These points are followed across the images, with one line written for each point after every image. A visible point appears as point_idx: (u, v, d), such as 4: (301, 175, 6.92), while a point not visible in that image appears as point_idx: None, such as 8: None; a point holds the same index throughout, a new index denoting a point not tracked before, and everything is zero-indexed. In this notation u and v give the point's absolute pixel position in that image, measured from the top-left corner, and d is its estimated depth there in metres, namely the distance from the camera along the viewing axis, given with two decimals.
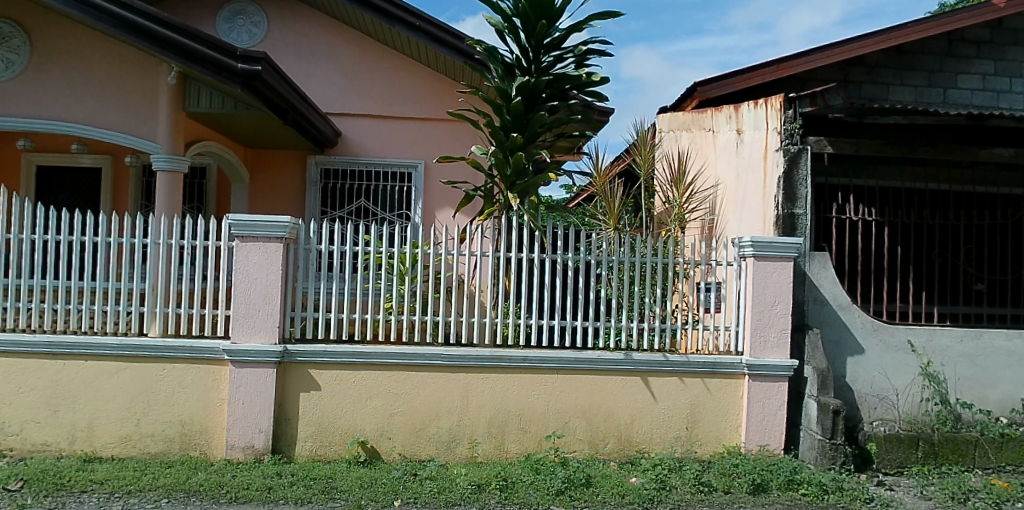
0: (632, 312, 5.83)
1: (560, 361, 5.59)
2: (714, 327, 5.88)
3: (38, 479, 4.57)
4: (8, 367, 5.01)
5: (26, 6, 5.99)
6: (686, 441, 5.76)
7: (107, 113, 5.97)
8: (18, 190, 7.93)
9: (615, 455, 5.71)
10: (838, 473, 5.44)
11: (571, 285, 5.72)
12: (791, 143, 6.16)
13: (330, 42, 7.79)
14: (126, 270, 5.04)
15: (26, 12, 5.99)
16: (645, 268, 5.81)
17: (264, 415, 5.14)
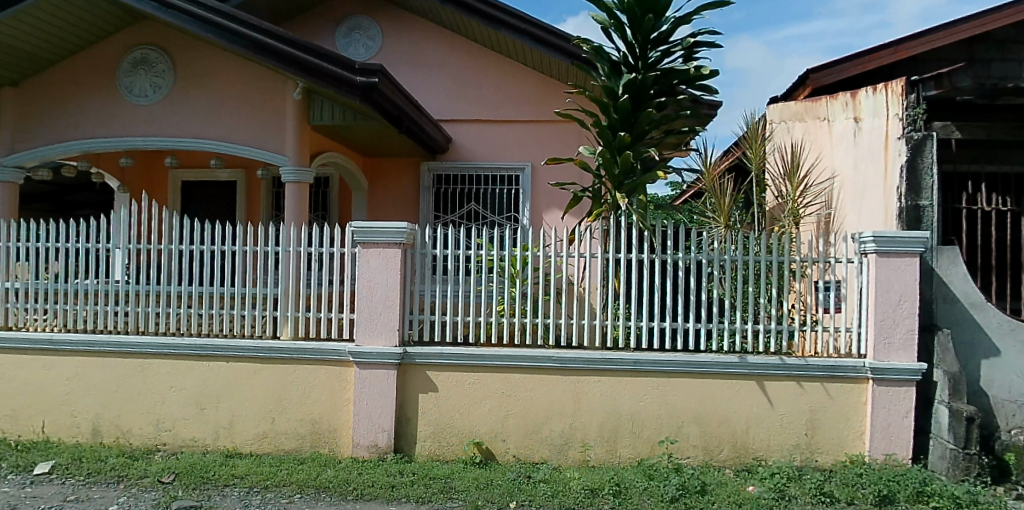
0: (747, 312, 5.59)
1: (672, 365, 5.43)
2: (834, 329, 5.53)
3: (188, 473, 4.91)
4: (161, 367, 5.41)
5: (171, 34, 6.51)
6: (807, 449, 5.45)
7: (241, 129, 6.36)
8: (167, 205, 8.66)
9: (732, 462, 5.50)
10: (974, 485, 4.99)
11: (682, 287, 5.53)
12: (914, 129, 5.77)
13: (439, 50, 7.98)
14: (261, 276, 5.35)
15: (170, 39, 6.52)
16: (759, 267, 5.54)
17: (386, 416, 5.30)
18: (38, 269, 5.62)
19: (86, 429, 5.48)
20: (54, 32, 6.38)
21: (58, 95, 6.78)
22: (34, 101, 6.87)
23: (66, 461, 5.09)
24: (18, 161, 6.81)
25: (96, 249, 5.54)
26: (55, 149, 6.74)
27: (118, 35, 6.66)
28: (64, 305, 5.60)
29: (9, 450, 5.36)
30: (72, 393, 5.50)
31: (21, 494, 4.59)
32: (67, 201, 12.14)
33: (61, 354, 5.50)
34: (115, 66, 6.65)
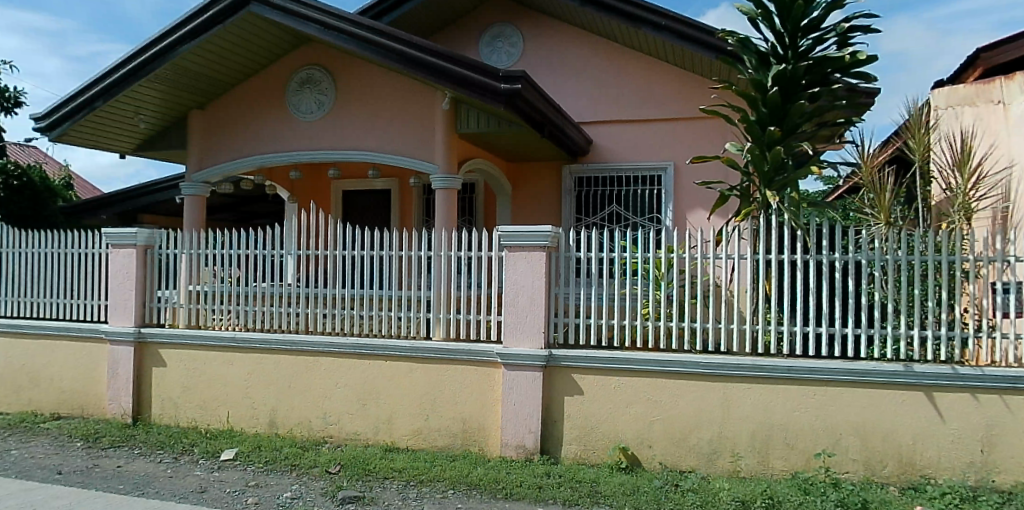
0: (912, 317, 5.03)
1: (829, 372, 4.99)
2: (1015, 336, 4.76)
3: (351, 464, 5.22)
4: (328, 364, 5.81)
5: (331, 54, 7.01)
6: (983, 468, 4.78)
7: (395, 140, 6.73)
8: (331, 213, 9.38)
9: (896, 479, 4.96)
10: None
11: (839, 290, 5.12)
12: None
13: (580, 52, 8.04)
14: (416, 279, 5.65)
15: (330, 58, 7.02)
16: (925, 268, 5.00)
17: (534, 418, 5.33)
18: (221, 274, 6.23)
19: (264, 420, 5.99)
20: (234, 59, 7.09)
21: (237, 116, 7.54)
22: (216, 123, 7.69)
23: (247, 448, 5.59)
24: (204, 178, 7.67)
25: (270, 256, 6.07)
26: (234, 166, 7.50)
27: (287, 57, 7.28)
28: (244, 306, 6.18)
29: (200, 436, 5.96)
30: (252, 387, 6.03)
31: (211, 477, 5.09)
32: (242, 211, 13.40)
33: (243, 351, 6.06)
34: (284, 86, 7.29)
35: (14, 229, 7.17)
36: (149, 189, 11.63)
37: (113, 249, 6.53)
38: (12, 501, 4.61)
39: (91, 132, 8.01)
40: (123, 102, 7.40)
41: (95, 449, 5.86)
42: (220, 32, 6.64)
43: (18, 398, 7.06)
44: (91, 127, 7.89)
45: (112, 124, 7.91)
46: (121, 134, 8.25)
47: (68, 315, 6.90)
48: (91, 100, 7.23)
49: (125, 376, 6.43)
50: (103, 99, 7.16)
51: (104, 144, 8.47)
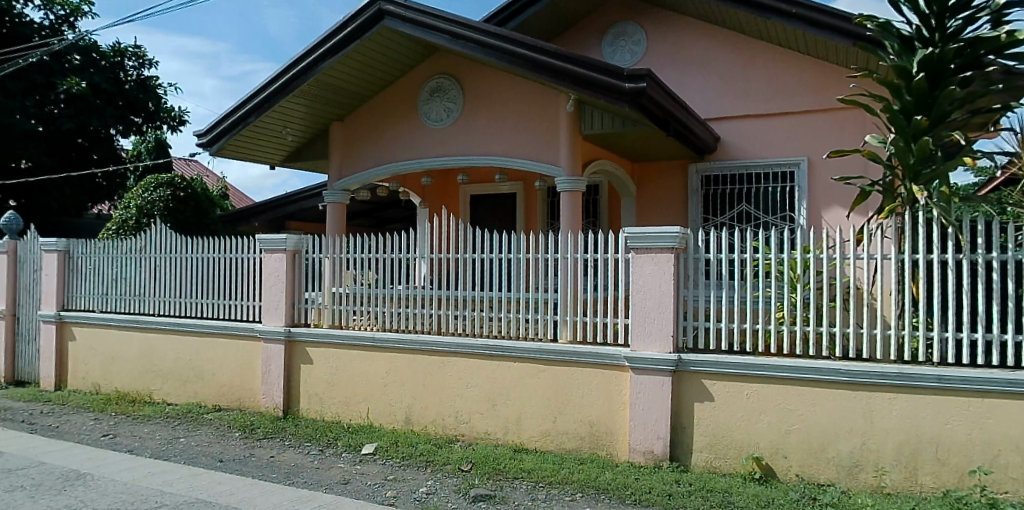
0: None
1: (985, 383, 4.33)
2: None
3: (483, 463, 5.35)
4: (461, 366, 6.04)
5: (464, 66, 7.82)
6: None
7: (519, 144, 7.35)
8: (460, 216, 9.78)
9: None
10: None
11: (994, 293, 4.54)
12: None
13: (705, 47, 7.98)
14: (541, 281, 5.78)
15: (462, 70, 7.83)
16: None
17: (662, 424, 5.20)
18: (361, 277, 6.71)
19: (400, 417, 6.34)
20: (372, 71, 7.96)
21: (374, 125, 8.45)
22: (355, 133, 8.62)
23: (386, 443, 5.92)
24: (347, 184, 8.59)
25: (404, 258, 6.44)
26: (374, 172, 8.36)
27: (417, 68, 8.14)
28: (382, 307, 6.59)
29: (342, 431, 6.39)
30: (389, 385, 6.41)
31: (353, 469, 5.42)
32: (378, 217, 14.14)
33: (382, 350, 6.45)
34: (416, 95, 8.15)
35: (179, 236, 7.92)
36: (292, 199, 13.00)
37: (266, 253, 7.14)
38: (183, 484, 5.11)
39: (244, 145, 9.12)
40: (273, 116, 8.37)
41: (251, 439, 6.43)
42: (358, 46, 7.42)
43: (183, 391, 7.82)
44: (245, 140, 8.95)
45: (263, 137, 8.97)
46: (269, 146, 9.32)
47: (225, 314, 7.57)
48: (245, 115, 8.24)
49: (277, 372, 7.00)
50: (255, 114, 8.14)
51: (253, 155, 9.57)
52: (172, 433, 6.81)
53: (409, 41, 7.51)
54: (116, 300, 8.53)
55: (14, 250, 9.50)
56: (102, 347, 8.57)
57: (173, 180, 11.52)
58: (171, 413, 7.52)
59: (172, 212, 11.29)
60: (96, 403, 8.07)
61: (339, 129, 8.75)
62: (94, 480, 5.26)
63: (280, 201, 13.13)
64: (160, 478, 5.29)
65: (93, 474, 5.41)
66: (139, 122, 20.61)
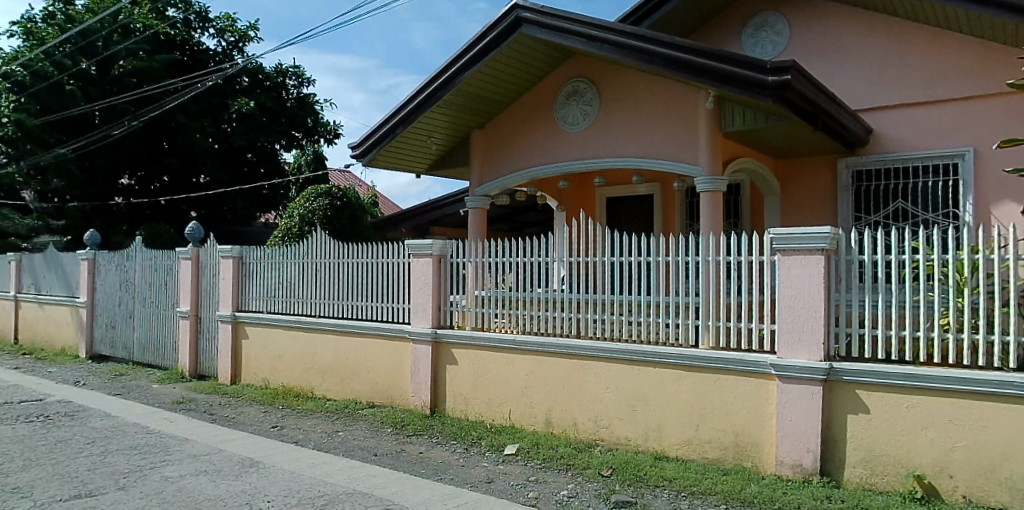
0: None
1: None
2: None
3: (623, 469, 5.37)
4: (600, 371, 6.08)
5: (601, 68, 7.87)
6: None
7: (657, 146, 7.30)
8: (598, 219, 9.83)
9: None
10: None
11: None
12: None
13: (855, 32, 7.47)
14: (681, 285, 5.72)
15: (600, 72, 7.88)
16: None
17: (812, 435, 4.88)
18: (502, 281, 6.98)
19: (540, 419, 6.51)
20: (509, 79, 8.25)
21: (513, 132, 8.76)
22: (496, 139, 8.98)
23: (527, 445, 6.14)
24: (487, 190, 8.98)
25: (543, 262, 6.61)
26: (512, 178, 8.67)
27: (554, 73, 8.33)
28: (522, 310, 6.79)
29: (486, 430, 6.70)
30: (530, 387, 6.59)
31: (496, 469, 5.68)
32: (516, 221, 14.49)
33: (522, 353, 6.65)
34: (553, 100, 8.34)
35: (336, 244, 8.61)
36: (436, 205, 13.67)
37: (414, 258, 7.60)
38: (342, 475, 5.57)
39: (393, 155, 9.77)
40: (418, 127, 8.92)
41: (402, 435, 6.88)
42: (497, 54, 7.69)
43: (340, 387, 8.48)
44: (393, 151, 9.60)
45: (410, 147, 9.58)
46: (416, 155, 9.93)
47: (378, 316, 8.12)
48: (393, 127, 8.82)
49: (425, 371, 7.41)
50: (402, 126, 8.70)
51: (401, 164, 10.25)
52: (332, 426, 7.42)
53: (545, 44, 7.68)
54: (282, 302, 9.39)
55: (197, 257, 10.74)
56: (271, 345, 9.47)
57: (331, 190, 12.50)
58: (330, 408, 8.18)
59: (330, 219, 12.28)
60: (266, 396, 8.96)
61: (480, 137, 9.17)
62: (266, 467, 5.86)
63: (423, 208, 13.86)
64: (322, 468, 5.79)
65: (266, 462, 6.03)
66: (299, 137, 22.87)
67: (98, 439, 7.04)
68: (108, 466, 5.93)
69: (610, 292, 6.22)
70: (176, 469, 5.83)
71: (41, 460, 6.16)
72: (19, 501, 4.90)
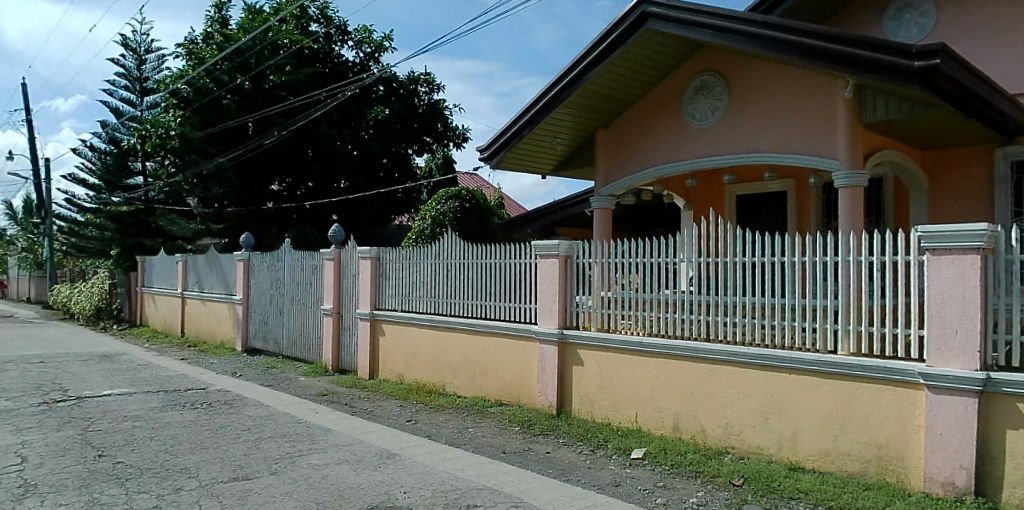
0: None
1: None
2: None
3: (756, 479, 5.20)
4: (730, 375, 5.92)
5: (730, 61, 7.63)
6: None
7: (791, 140, 6.97)
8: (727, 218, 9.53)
9: None
10: None
11: None
12: None
13: (1015, 10, 6.89)
14: (818, 287, 5.44)
15: (729, 65, 7.65)
16: None
17: (966, 450, 4.45)
18: (628, 282, 6.96)
19: (668, 424, 6.44)
20: (634, 76, 8.22)
21: (639, 130, 8.71)
22: (622, 137, 8.97)
23: (655, 450, 6.12)
24: (613, 190, 9.02)
25: (670, 263, 6.54)
26: (638, 177, 8.63)
27: (683, 68, 8.18)
28: (648, 312, 6.75)
29: (613, 433, 6.73)
30: (657, 390, 6.54)
31: (623, 473, 5.71)
32: (641, 221, 14.34)
33: (650, 356, 6.61)
34: (681, 96, 8.19)
35: (465, 246, 8.99)
36: (560, 206, 13.82)
37: (541, 259, 7.77)
38: (473, 471, 5.82)
39: (520, 157, 10.03)
40: (544, 129, 9.13)
41: (530, 434, 7.07)
42: (622, 51, 7.66)
43: (471, 384, 8.82)
44: (520, 152, 9.85)
45: (536, 149, 9.79)
46: (542, 157, 10.14)
47: (506, 315, 8.38)
48: (520, 129, 9.05)
49: (552, 371, 7.55)
50: (528, 128, 8.91)
51: (528, 166, 10.51)
52: (462, 423, 7.75)
53: (671, 39, 7.57)
54: (416, 302, 9.92)
55: (338, 257, 11.60)
56: (406, 343, 10.03)
57: (460, 193, 13.02)
58: (461, 404, 8.54)
59: (459, 221, 12.82)
60: (402, 391, 9.51)
61: (605, 136, 9.20)
62: (402, 460, 6.24)
63: (548, 208, 14.07)
64: (455, 463, 6.09)
65: (401, 455, 6.42)
66: (430, 142, 23.89)
67: (253, 426, 7.81)
68: (262, 452, 6.57)
69: (741, 294, 6.04)
70: (321, 458, 6.35)
71: (207, 443, 6.93)
72: (188, 480, 5.56)
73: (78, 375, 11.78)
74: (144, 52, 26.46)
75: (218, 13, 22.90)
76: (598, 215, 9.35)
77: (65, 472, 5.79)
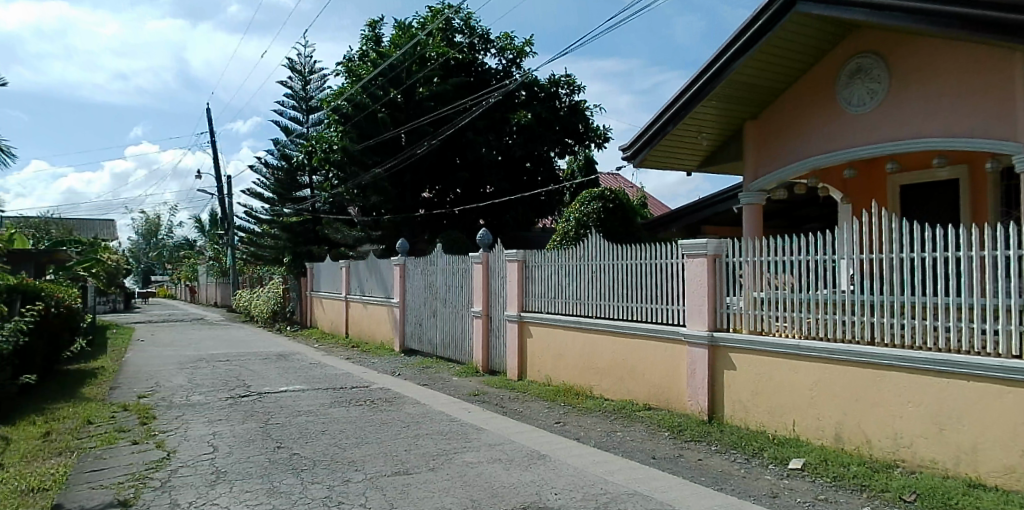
0: None
1: None
2: None
3: (929, 495, 4.75)
4: (900, 381, 5.44)
5: (890, 40, 7.00)
6: None
7: (963, 122, 6.31)
8: (890, 210, 8.76)
9: None
10: None
11: None
12: None
13: None
14: (999, 285, 4.86)
15: (889, 45, 7.03)
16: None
17: None
18: (782, 281, 6.63)
19: (830, 433, 6.05)
20: (782, 65, 7.82)
21: (789, 120, 8.28)
22: (771, 129, 8.57)
23: (815, 460, 5.78)
24: (762, 185, 8.68)
25: (827, 261, 6.15)
26: (788, 171, 8.22)
27: (835, 51, 7.65)
28: (804, 313, 6.39)
29: (769, 442, 6.44)
30: (817, 397, 6.16)
31: (780, 483, 5.46)
32: (795, 217, 13.55)
33: (808, 360, 6.25)
34: (835, 81, 7.67)
35: (609, 248, 9.01)
36: (707, 203, 13.40)
37: (688, 258, 7.60)
38: (623, 475, 5.84)
39: (665, 154, 9.88)
40: (689, 124, 8.95)
41: (680, 440, 6.95)
42: (770, 38, 7.31)
43: (618, 388, 8.81)
44: (664, 150, 9.71)
45: (680, 145, 9.61)
46: (686, 153, 9.93)
47: (652, 317, 8.28)
48: (662, 127, 8.93)
49: (702, 375, 7.35)
50: (670, 124, 8.77)
51: (673, 164, 10.33)
52: (611, 426, 7.78)
53: (820, 21, 7.11)
54: (562, 305, 10.08)
55: (487, 261, 12.07)
56: (553, 346, 10.22)
57: (604, 194, 13.05)
58: (609, 408, 8.55)
59: (603, 222, 12.83)
60: (549, 393, 9.71)
61: (753, 128, 8.85)
62: (552, 461, 6.40)
63: (694, 206, 13.68)
64: (604, 467, 6.14)
65: (551, 456, 6.58)
66: (572, 143, 24.13)
67: (411, 423, 8.36)
68: (419, 448, 7.02)
69: (909, 294, 5.54)
70: (474, 456, 6.67)
71: (370, 438, 7.53)
72: (355, 473, 6.09)
73: (261, 373, 13.19)
74: (308, 73, 29.07)
75: (372, 32, 24.62)
76: (747, 211, 9.04)
77: (251, 461, 6.55)
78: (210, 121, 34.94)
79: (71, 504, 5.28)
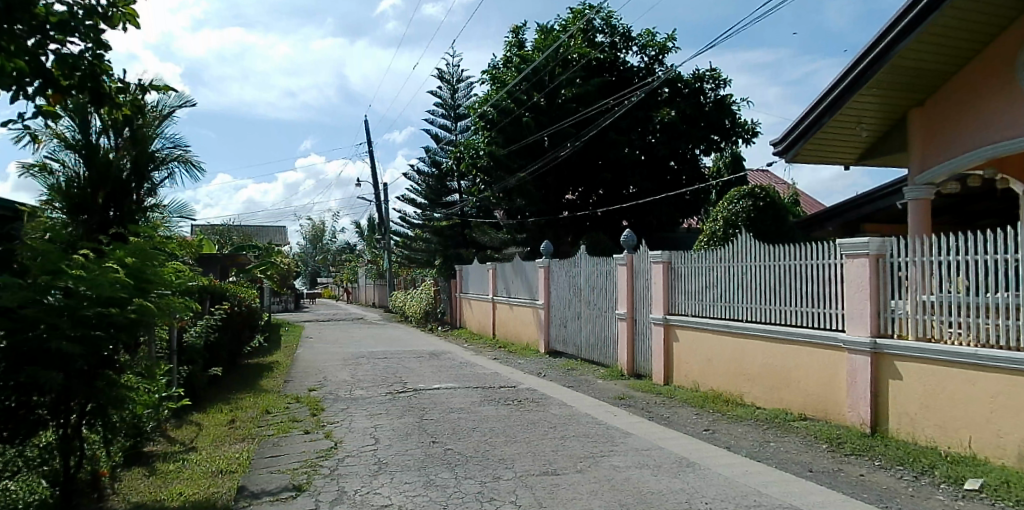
0: None
1: None
2: None
3: None
4: None
5: None
6: None
7: None
8: None
9: None
10: None
11: None
12: None
13: None
14: None
15: None
16: None
17: None
18: (953, 284, 6.08)
19: (1012, 452, 5.46)
20: (954, 45, 7.14)
21: (962, 105, 7.54)
22: (942, 116, 7.84)
23: (995, 481, 5.24)
24: (929, 178, 7.97)
25: (1007, 261, 5.55)
26: (958, 161, 7.49)
27: (1016, 26, 6.86)
28: (979, 318, 5.82)
29: (940, 459, 5.92)
30: (998, 411, 5.57)
31: (953, 505, 5.01)
32: (973, 212, 12.24)
33: (986, 369, 5.67)
34: (1015, 60, 6.88)
35: (761, 249, 8.69)
36: (869, 199, 12.43)
37: (848, 259, 7.18)
38: (778, 488, 5.64)
39: (820, 148, 9.35)
40: (846, 115, 8.41)
41: (839, 453, 6.56)
42: (936, 17, 6.68)
43: (770, 396, 8.46)
44: (819, 143, 9.18)
45: (837, 138, 9.05)
46: (845, 146, 9.32)
47: (808, 322, 7.89)
48: (816, 118, 8.46)
49: (863, 384, 6.90)
50: (825, 115, 8.30)
51: (829, 158, 9.74)
52: (763, 435, 7.51)
53: None
54: (709, 308, 9.86)
55: (631, 262, 12.03)
56: (700, 350, 10.01)
57: (754, 191, 12.55)
58: (760, 416, 8.25)
59: (752, 221, 12.33)
60: (696, 399, 9.52)
61: (920, 116, 8.14)
62: (701, 469, 6.32)
63: (853, 202, 12.76)
64: (757, 478, 5.96)
65: (700, 464, 6.49)
66: (718, 140, 23.37)
67: (557, 425, 8.57)
68: (566, 450, 7.21)
69: None
70: (621, 460, 6.74)
71: (518, 437, 7.85)
72: (504, 470, 6.39)
73: (415, 371, 14.04)
74: (456, 82, 30.48)
75: (516, 38, 25.32)
76: (913, 206, 8.34)
77: (408, 454, 7.09)
78: (367, 132, 37.59)
79: (255, 485, 6.04)
